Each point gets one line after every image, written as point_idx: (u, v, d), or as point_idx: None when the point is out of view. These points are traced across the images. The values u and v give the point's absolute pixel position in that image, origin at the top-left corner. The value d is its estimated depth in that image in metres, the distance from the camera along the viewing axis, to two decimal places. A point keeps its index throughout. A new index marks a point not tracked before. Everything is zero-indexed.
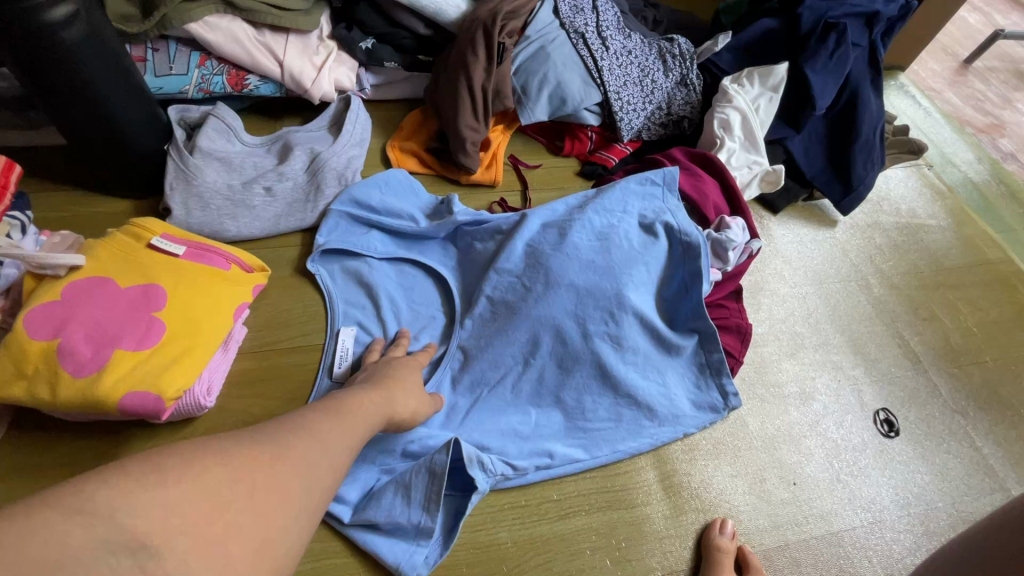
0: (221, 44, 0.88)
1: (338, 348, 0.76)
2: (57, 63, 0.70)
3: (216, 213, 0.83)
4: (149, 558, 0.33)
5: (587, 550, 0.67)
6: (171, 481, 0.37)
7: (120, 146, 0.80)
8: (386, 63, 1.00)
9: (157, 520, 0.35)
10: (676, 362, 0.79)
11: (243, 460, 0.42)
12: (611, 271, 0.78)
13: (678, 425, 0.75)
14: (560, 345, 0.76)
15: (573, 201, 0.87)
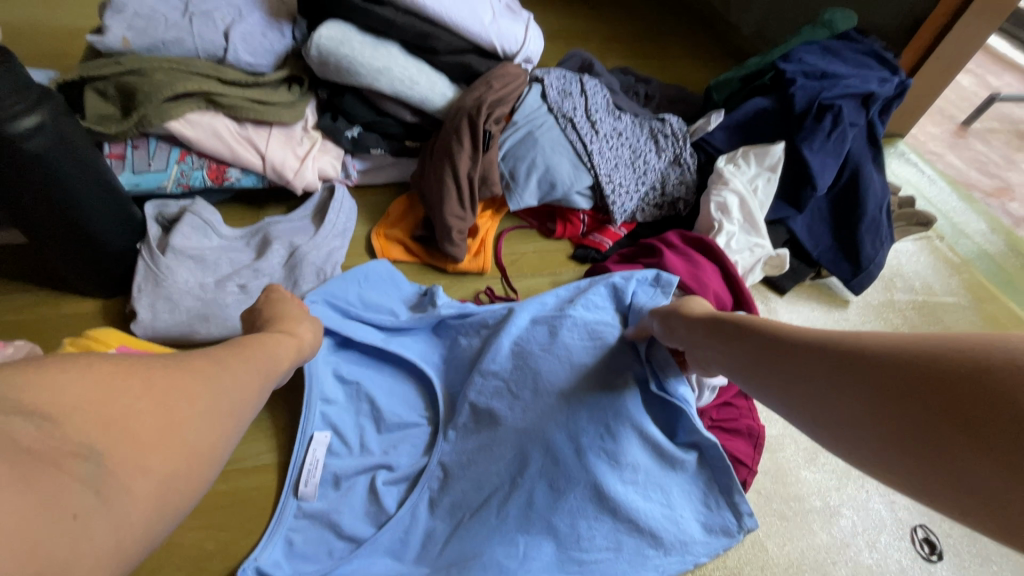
0: (201, 139, 0.86)
1: (307, 461, 0.68)
2: (20, 170, 0.66)
3: (185, 314, 0.78)
4: (45, 423, 0.32)
5: None
6: (87, 372, 0.36)
7: (88, 250, 0.77)
8: (373, 150, 0.99)
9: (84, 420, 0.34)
10: (683, 477, 0.69)
11: (150, 362, 0.40)
12: (602, 374, 0.72)
13: (686, 553, 0.66)
14: (551, 462, 0.67)
15: (564, 292, 0.82)
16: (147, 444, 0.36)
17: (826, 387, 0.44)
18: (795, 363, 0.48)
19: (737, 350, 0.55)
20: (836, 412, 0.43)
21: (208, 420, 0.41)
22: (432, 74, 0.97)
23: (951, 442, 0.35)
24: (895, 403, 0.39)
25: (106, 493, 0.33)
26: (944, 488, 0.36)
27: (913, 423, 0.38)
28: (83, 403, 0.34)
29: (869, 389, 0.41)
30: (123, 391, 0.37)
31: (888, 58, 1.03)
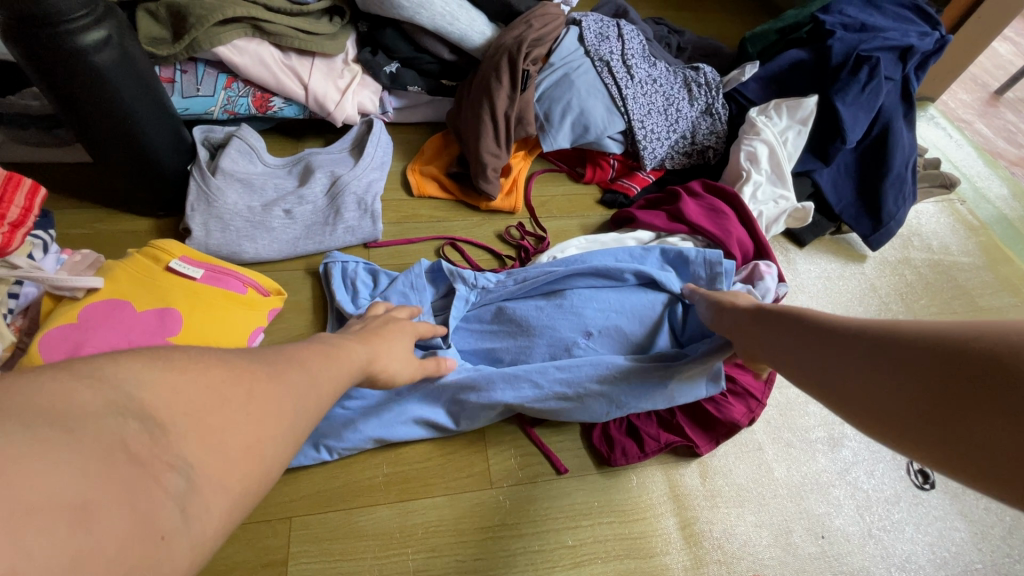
0: (249, 67, 0.89)
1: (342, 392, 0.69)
2: (86, 83, 0.69)
3: (236, 234, 0.83)
4: (156, 428, 0.29)
5: (587, 525, 0.68)
6: (162, 363, 0.32)
7: (146, 168, 0.81)
8: (409, 87, 1.00)
9: (167, 397, 0.31)
10: (701, 377, 0.72)
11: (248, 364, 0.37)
12: (626, 336, 0.75)
13: (643, 306, 0.76)
14: (564, 308, 0.75)
15: (613, 387, 0.70)
16: (236, 462, 0.32)
17: (854, 365, 0.46)
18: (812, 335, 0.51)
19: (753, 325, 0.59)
20: (877, 390, 0.43)
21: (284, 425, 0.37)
22: (472, 11, 0.97)
23: (949, 415, 0.38)
24: (969, 381, 0.37)
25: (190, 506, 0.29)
26: (987, 470, 0.35)
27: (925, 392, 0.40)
28: (194, 408, 0.31)
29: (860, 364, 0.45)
30: (242, 411, 0.34)
31: (930, 13, 1.03)
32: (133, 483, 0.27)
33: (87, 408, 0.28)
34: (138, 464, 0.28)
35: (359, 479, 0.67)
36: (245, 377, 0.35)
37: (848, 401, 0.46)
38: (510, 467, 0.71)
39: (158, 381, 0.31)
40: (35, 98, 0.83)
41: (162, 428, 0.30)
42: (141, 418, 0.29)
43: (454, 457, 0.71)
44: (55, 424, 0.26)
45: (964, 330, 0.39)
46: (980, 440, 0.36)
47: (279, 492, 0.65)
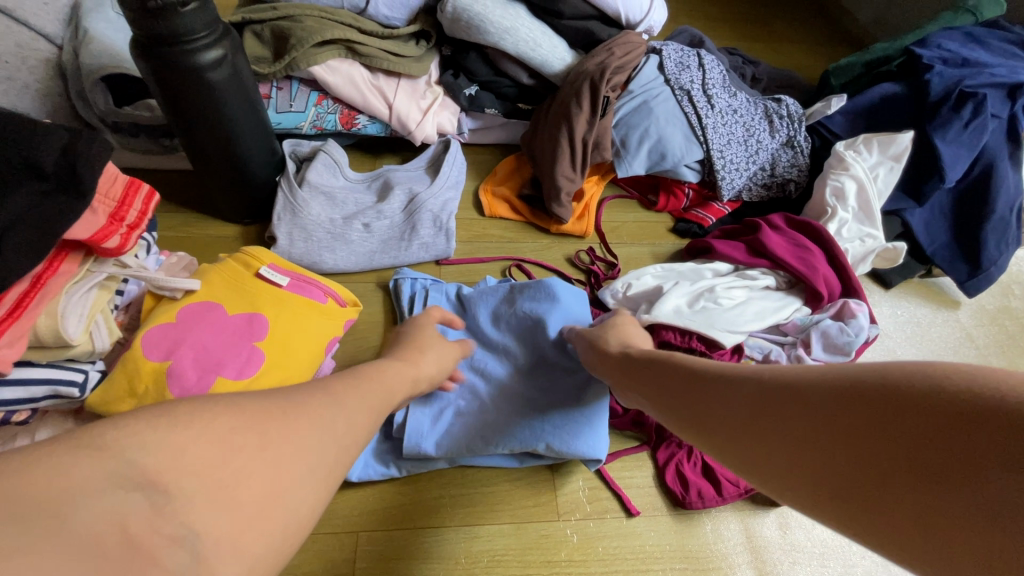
0: (339, 86, 0.92)
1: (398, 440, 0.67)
2: (198, 97, 0.74)
3: (317, 245, 0.86)
4: (161, 498, 0.31)
5: (658, 570, 0.65)
6: (169, 421, 0.34)
7: (242, 178, 0.86)
8: (486, 109, 1.02)
9: (165, 460, 0.32)
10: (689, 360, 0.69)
11: (262, 411, 0.38)
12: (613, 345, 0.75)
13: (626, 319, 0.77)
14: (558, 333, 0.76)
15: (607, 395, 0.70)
16: (247, 518, 0.33)
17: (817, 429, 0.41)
18: (755, 409, 0.47)
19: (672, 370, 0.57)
20: (847, 462, 0.39)
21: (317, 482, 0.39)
22: (554, 38, 0.99)
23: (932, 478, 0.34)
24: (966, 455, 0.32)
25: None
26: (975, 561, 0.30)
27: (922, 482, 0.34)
28: (205, 471, 0.33)
29: (838, 448, 0.40)
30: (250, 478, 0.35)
31: None
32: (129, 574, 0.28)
33: (90, 490, 0.30)
34: (137, 544, 0.29)
35: (426, 499, 0.67)
36: (257, 419, 0.37)
37: (835, 503, 0.39)
38: (578, 500, 0.69)
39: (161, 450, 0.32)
40: (147, 107, 0.87)
41: (167, 501, 0.31)
42: (143, 490, 0.31)
43: (520, 484, 0.69)
44: (49, 511, 0.28)
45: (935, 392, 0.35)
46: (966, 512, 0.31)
47: (347, 506, 0.65)
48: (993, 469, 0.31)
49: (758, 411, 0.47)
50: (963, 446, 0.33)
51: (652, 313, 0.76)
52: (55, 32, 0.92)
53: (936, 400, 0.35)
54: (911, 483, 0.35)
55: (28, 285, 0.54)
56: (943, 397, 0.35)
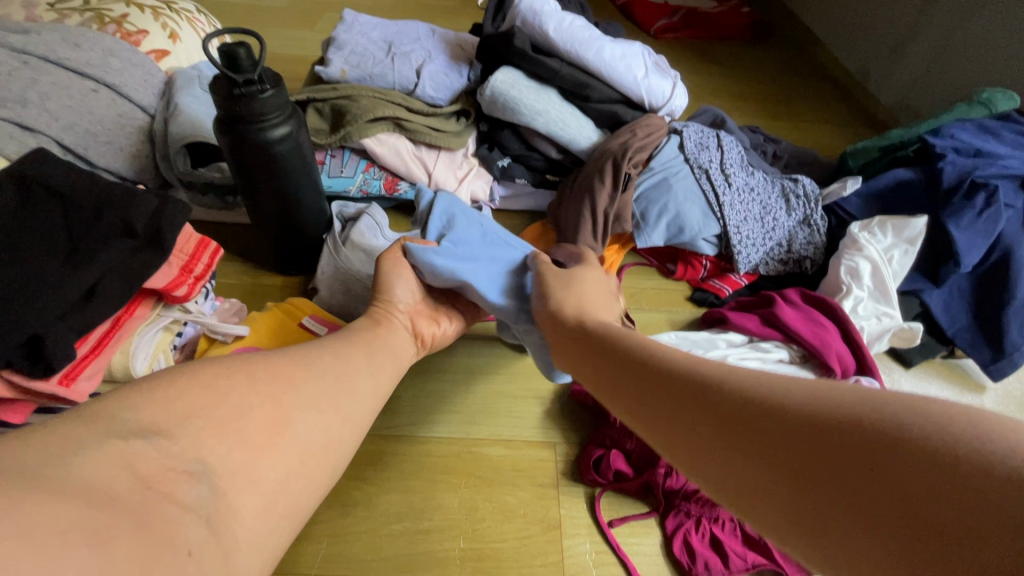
0: (385, 156, 1.03)
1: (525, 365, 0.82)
2: (265, 165, 0.84)
3: (353, 298, 0.94)
4: (161, 441, 0.43)
5: None
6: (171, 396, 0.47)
7: (293, 234, 0.95)
8: (517, 180, 1.11)
9: (157, 411, 0.45)
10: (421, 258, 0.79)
11: (241, 385, 0.51)
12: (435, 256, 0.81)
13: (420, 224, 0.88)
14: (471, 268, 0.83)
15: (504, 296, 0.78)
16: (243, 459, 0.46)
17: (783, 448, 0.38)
18: (734, 420, 0.42)
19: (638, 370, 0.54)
20: (811, 492, 0.35)
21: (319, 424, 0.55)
22: (581, 119, 1.08)
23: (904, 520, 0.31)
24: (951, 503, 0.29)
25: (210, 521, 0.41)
26: None
27: (918, 543, 0.30)
28: (189, 414, 0.46)
29: (824, 487, 0.35)
30: (240, 431, 0.48)
31: None
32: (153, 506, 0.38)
33: (95, 438, 0.40)
34: (156, 488, 0.39)
35: (436, 549, 0.69)
36: (242, 395, 0.51)
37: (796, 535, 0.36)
38: (585, 563, 0.70)
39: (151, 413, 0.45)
40: (218, 168, 0.99)
41: (167, 444, 0.43)
42: (148, 440, 0.42)
43: (529, 543, 0.71)
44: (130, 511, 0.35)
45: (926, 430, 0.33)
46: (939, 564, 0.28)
47: (362, 550, 0.68)
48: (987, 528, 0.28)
49: (740, 423, 0.41)
50: (936, 493, 0.30)
51: None
52: (150, 103, 1.07)
53: (945, 453, 0.31)
54: (882, 528, 0.31)
55: (109, 325, 0.63)
56: (961, 451, 0.30)
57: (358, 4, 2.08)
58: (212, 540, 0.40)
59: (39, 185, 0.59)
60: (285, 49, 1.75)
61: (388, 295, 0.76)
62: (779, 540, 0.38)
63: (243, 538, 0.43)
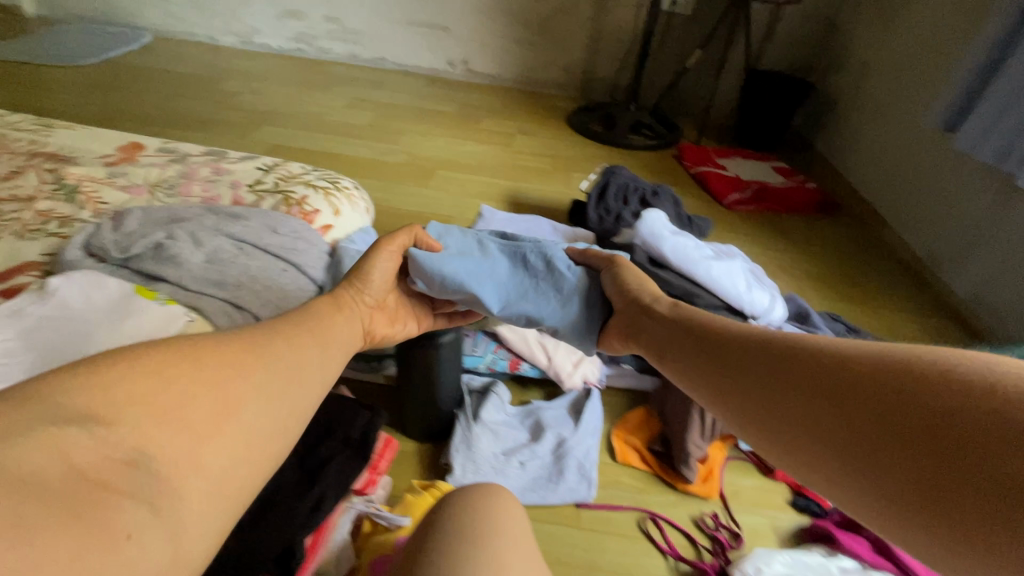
0: (513, 341, 1.18)
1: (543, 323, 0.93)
2: (425, 361, 1.01)
3: (482, 477, 1.02)
4: (97, 429, 0.40)
5: None
6: (98, 387, 0.42)
7: (433, 411, 1.08)
8: (623, 364, 1.26)
9: (107, 399, 0.42)
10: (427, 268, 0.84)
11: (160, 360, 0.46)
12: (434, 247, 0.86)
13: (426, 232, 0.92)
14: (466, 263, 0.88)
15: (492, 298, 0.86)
16: (197, 442, 0.44)
17: (829, 402, 0.48)
18: (798, 372, 0.52)
19: (714, 352, 0.63)
20: (857, 434, 0.45)
21: (264, 412, 0.51)
22: None
23: (938, 458, 0.39)
24: (963, 435, 0.38)
25: (159, 505, 0.40)
26: (966, 527, 0.36)
27: (936, 458, 0.39)
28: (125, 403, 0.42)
29: (869, 413, 0.45)
30: (168, 389, 0.45)
31: None
32: (94, 513, 0.37)
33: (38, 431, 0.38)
34: (89, 477, 0.38)
35: None
36: (159, 368, 0.46)
37: (836, 461, 0.46)
38: None
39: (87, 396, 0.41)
40: None
41: (105, 431, 0.40)
42: (84, 425, 0.40)
43: None
44: None
45: (953, 373, 0.42)
46: (961, 474, 0.38)
47: None
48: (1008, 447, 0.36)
49: (811, 371, 0.51)
50: (970, 434, 0.38)
51: None
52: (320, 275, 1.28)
53: (975, 401, 0.39)
54: (926, 463, 0.40)
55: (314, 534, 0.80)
56: (991, 395, 0.39)
57: (465, 162, 2.42)
58: (155, 523, 0.39)
59: None
60: (408, 205, 2.04)
61: (364, 284, 0.77)
62: (818, 475, 0.47)
63: (193, 523, 0.41)
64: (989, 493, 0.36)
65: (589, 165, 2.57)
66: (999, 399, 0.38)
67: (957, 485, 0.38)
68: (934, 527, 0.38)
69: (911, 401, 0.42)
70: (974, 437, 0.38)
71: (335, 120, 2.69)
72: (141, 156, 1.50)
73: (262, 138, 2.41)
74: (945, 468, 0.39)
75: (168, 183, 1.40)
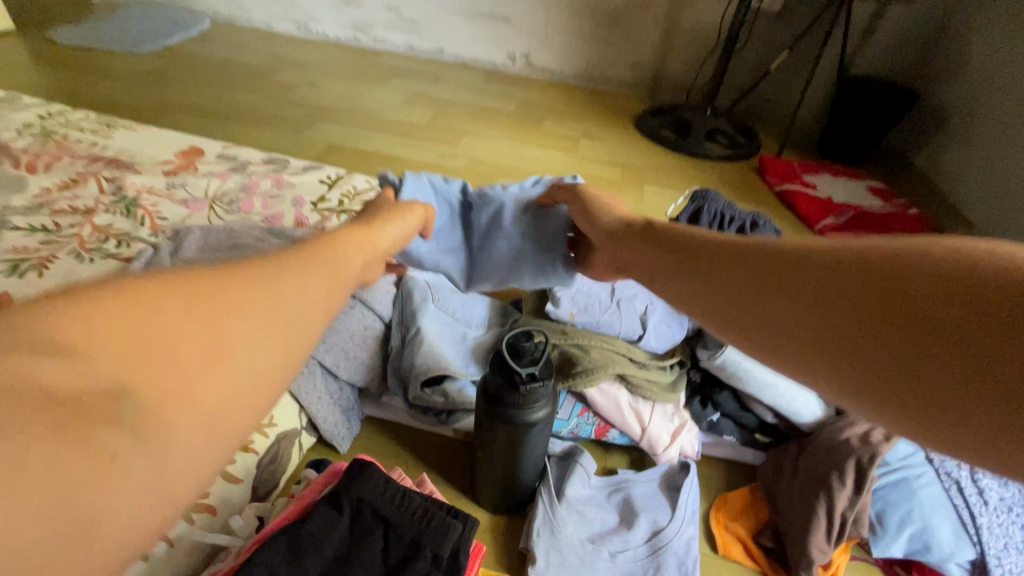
0: (604, 406, 1.03)
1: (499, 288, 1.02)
2: (509, 437, 0.87)
3: (568, 571, 0.88)
4: (75, 365, 0.30)
5: None
6: (113, 300, 0.33)
7: (512, 485, 0.95)
8: (725, 435, 1.09)
9: (96, 334, 0.31)
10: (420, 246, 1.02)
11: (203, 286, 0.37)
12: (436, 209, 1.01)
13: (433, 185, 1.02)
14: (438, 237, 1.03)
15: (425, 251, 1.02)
16: (218, 380, 0.34)
17: (825, 302, 0.45)
18: (802, 273, 0.48)
19: (689, 263, 0.62)
20: (853, 335, 0.43)
21: (263, 333, 0.37)
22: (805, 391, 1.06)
23: (943, 363, 0.38)
24: (976, 330, 0.37)
25: (148, 441, 0.30)
26: (964, 426, 0.36)
27: (932, 356, 0.38)
28: (121, 341, 0.32)
29: (865, 309, 0.43)
30: (165, 318, 0.34)
31: None
32: (71, 447, 0.28)
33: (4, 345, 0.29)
34: (85, 412, 0.29)
35: None
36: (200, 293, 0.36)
37: (820, 361, 0.45)
38: None
39: (60, 323, 0.31)
40: (442, 392, 1.02)
41: (79, 367, 0.30)
42: (54, 357, 0.30)
43: None
44: None
45: (962, 271, 0.39)
46: (963, 371, 0.37)
47: None
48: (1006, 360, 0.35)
49: (804, 269, 0.49)
50: (982, 336, 0.36)
51: None
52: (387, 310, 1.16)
53: (991, 304, 0.37)
54: (934, 364, 0.38)
55: None
56: (1003, 293, 0.36)
57: (526, 169, 2.26)
58: (145, 459, 0.30)
59: (368, 510, 0.73)
60: None
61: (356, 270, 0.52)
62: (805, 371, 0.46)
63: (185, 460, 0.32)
64: (989, 397, 0.35)
65: (659, 176, 2.38)
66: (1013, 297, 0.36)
67: (956, 390, 0.37)
68: (925, 428, 0.38)
69: (922, 301, 0.40)
70: (986, 334, 0.36)
71: (391, 117, 2.58)
72: (200, 163, 1.41)
73: (318, 136, 2.32)
74: (945, 370, 0.37)
75: (228, 197, 1.31)
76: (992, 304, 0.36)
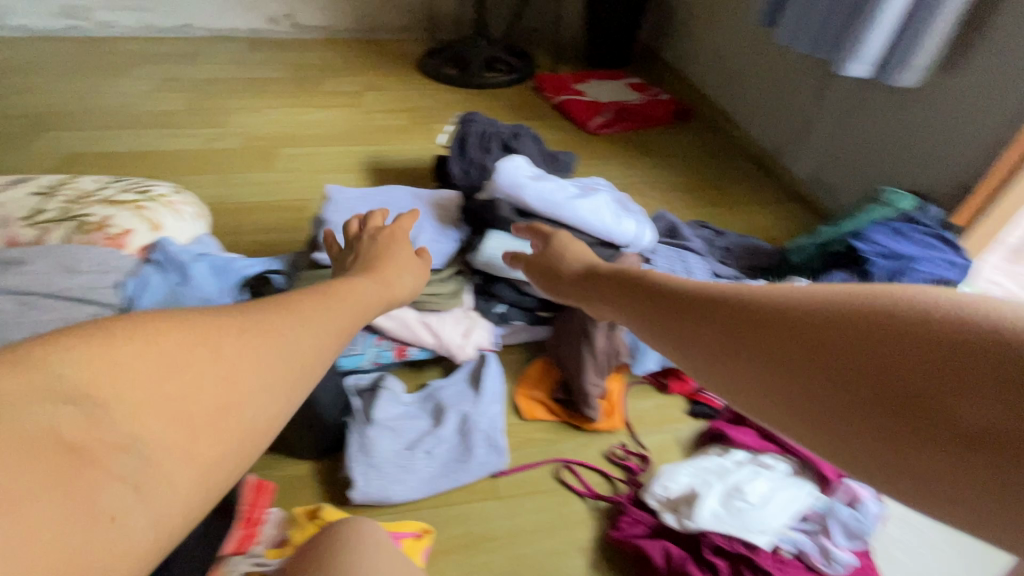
0: (394, 329, 1.10)
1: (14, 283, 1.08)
2: None
3: (388, 480, 0.96)
4: (93, 408, 0.34)
5: None
6: (108, 344, 0.37)
7: (319, 426, 0.98)
8: (513, 321, 1.21)
9: (102, 374, 0.35)
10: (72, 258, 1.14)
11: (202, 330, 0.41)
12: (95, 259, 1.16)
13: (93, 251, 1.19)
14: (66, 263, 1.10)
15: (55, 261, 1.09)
16: (192, 426, 0.37)
17: (788, 362, 0.45)
18: (772, 325, 0.47)
19: (664, 311, 0.61)
20: (822, 397, 0.43)
21: (263, 376, 0.42)
22: None
23: (913, 419, 0.38)
24: (944, 389, 0.37)
25: (144, 483, 0.35)
26: (945, 480, 0.37)
27: (904, 423, 0.38)
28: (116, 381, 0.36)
29: (832, 370, 0.42)
30: (172, 350, 0.39)
31: (951, 239, 1.23)
32: (79, 475, 0.33)
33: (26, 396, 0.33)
34: (81, 451, 0.33)
35: None
36: (190, 342, 0.40)
37: (803, 425, 0.45)
38: None
39: (100, 366, 0.35)
40: None
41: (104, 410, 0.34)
42: (75, 402, 0.34)
43: None
44: None
45: (912, 315, 0.40)
46: (937, 432, 0.37)
47: None
48: (985, 418, 0.35)
49: (764, 320, 0.48)
50: (958, 382, 0.37)
51: (696, 523, 0.89)
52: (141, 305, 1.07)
53: (953, 346, 0.37)
54: (912, 421, 0.38)
55: None
56: (970, 336, 0.37)
57: (309, 134, 2.17)
58: (138, 501, 0.34)
59: None
60: (251, 196, 1.80)
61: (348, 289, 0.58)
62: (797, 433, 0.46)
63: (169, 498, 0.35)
64: (966, 460, 0.36)
65: (447, 113, 2.43)
66: (969, 343, 0.37)
67: (920, 444, 0.38)
68: (913, 491, 0.39)
69: (886, 349, 0.40)
70: (960, 384, 0.36)
71: (140, 109, 2.26)
72: None
73: (45, 148, 1.97)
74: (908, 431, 0.38)
75: None
76: (982, 364, 0.36)
